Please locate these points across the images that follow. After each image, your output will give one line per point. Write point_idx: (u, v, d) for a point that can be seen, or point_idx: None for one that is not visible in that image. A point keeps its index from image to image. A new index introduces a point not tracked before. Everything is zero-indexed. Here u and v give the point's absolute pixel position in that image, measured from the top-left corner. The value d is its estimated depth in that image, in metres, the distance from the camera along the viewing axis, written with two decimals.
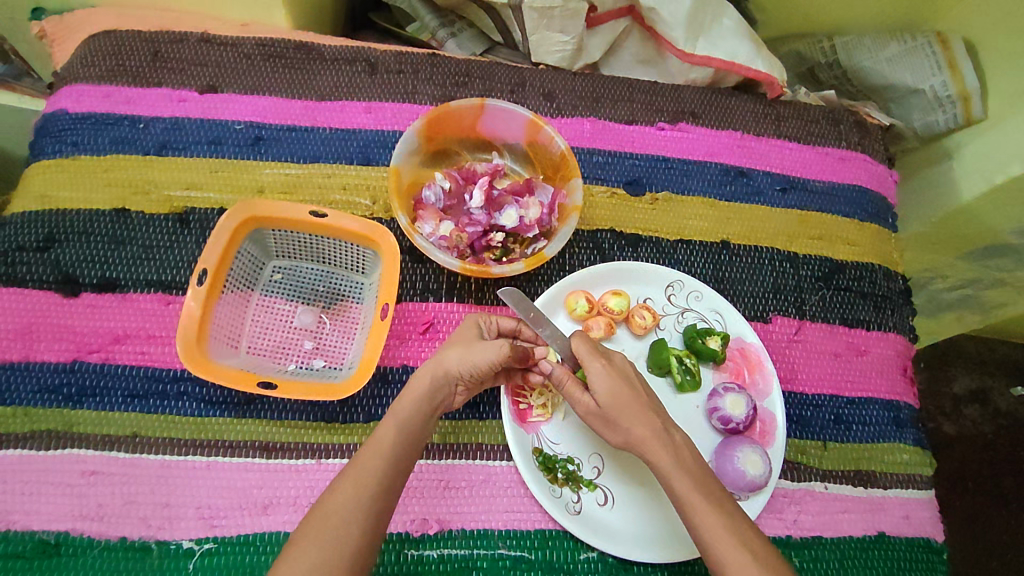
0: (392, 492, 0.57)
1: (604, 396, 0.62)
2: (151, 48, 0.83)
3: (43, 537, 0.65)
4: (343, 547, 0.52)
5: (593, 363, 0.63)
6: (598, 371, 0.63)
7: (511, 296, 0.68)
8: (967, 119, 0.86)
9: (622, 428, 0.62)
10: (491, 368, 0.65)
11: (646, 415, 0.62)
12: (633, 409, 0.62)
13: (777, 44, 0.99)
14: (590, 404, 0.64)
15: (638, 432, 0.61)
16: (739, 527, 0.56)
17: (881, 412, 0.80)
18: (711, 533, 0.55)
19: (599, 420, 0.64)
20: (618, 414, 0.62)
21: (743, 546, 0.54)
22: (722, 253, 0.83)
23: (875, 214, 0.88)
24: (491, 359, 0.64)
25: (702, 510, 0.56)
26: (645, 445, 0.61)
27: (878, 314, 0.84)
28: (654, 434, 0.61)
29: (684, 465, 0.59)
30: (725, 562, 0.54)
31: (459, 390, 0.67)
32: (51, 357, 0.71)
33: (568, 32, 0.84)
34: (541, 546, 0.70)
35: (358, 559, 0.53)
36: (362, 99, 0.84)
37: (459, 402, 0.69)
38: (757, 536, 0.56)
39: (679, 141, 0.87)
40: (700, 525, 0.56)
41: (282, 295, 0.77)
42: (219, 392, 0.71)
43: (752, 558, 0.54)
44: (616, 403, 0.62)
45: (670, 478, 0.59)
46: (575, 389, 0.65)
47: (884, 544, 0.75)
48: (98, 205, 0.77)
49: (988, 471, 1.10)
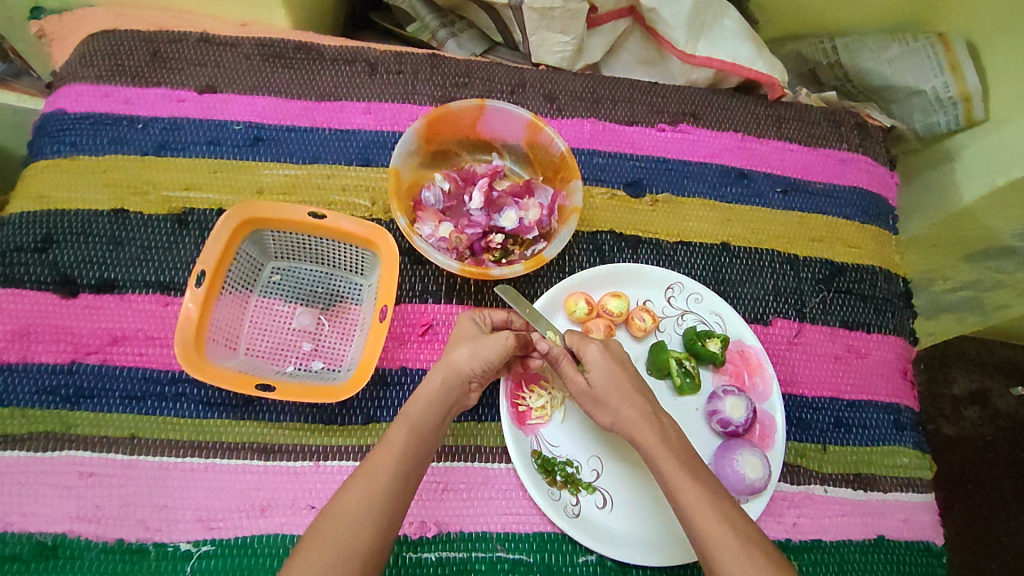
0: (407, 490, 0.57)
1: (597, 377, 0.64)
2: (150, 48, 0.83)
3: (40, 538, 0.65)
4: (354, 544, 0.52)
5: (588, 346, 0.65)
6: (592, 352, 0.65)
7: (511, 291, 0.71)
8: (968, 120, 0.86)
9: (610, 409, 0.64)
10: (500, 361, 0.65)
11: (634, 397, 0.63)
12: (622, 390, 0.63)
13: (778, 45, 0.99)
14: (581, 383, 0.65)
15: (627, 413, 0.62)
16: (723, 506, 0.56)
17: (881, 415, 0.80)
18: (694, 511, 0.55)
19: (588, 400, 0.66)
20: (608, 395, 0.63)
21: (725, 519, 0.54)
22: (722, 255, 0.83)
23: (876, 216, 0.87)
24: (497, 349, 0.64)
25: (688, 489, 0.56)
26: (632, 427, 0.62)
27: (879, 316, 0.83)
28: (643, 417, 0.62)
29: (672, 447, 0.60)
30: (712, 544, 0.53)
31: (474, 388, 0.66)
32: (48, 358, 0.71)
33: (568, 32, 0.84)
34: (540, 549, 0.70)
35: (371, 558, 0.53)
36: (361, 100, 0.83)
37: (474, 401, 0.68)
38: (744, 517, 0.56)
39: (679, 143, 0.87)
40: (689, 506, 0.56)
41: (280, 296, 0.77)
42: (217, 393, 0.71)
43: (735, 533, 0.54)
44: (607, 383, 0.63)
45: (657, 460, 0.59)
46: (569, 369, 0.66)
47: (883, 547, 0.74)
48: (96, 205, 0.76)
49: (989, 473, 1.10)
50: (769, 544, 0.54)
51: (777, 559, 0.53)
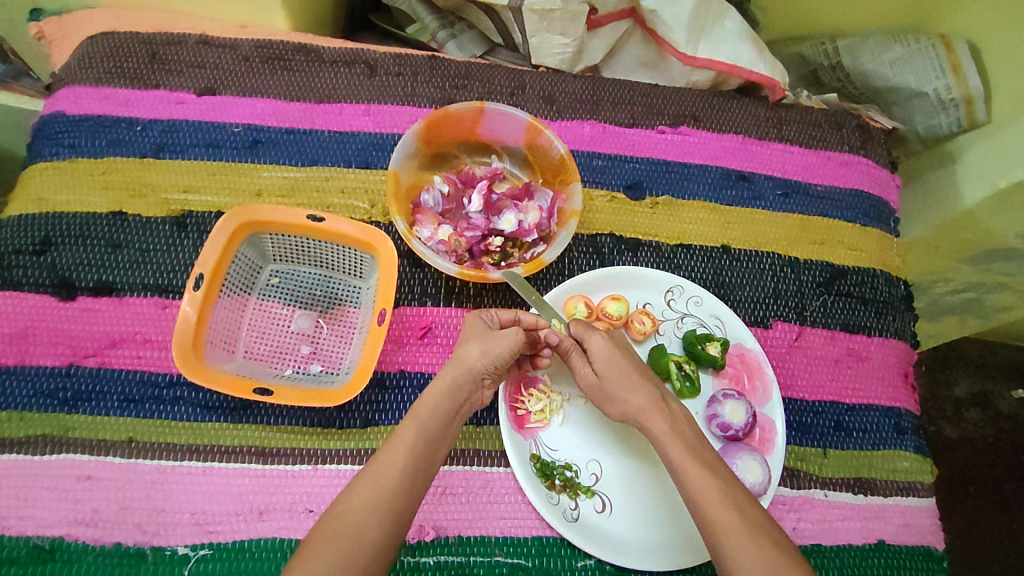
0: (416, 488, 0.57)
1: (603, 366, 0.65)
2: (149, 50, 0.82)
3: (37, 542, 0.64)
4: (360, 542, 0.52)
5: (593, 336, 0.66)
6: (597, 342, 0.66)
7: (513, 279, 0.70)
8: (971, 122, 0.86)
9: (619, 400, 0.64)
10: (512, 356, 0.65)
11: (643, 385, 0.63)
12: (629, 380, 0.64)
13: (778, 47, 0.98)
14: (590, 376, 0.66)
15: (634, 402, 0.63)
16: (730, 493, 0.55)
17: (881, 419, 0.79)
18: (702, 496, 0.55)
19: (596, 393, 0.66)
20: (616, 385, 0.64)
21: (732, 505, 0.54)
22: (723, 258, 0.83)
23: (878, 218, 0.87)
24: (510, 347, 0.64)
25: (696, 474, 0.56)
26: (643, 415, 0.62)
27: (879, 320, 0.83)
28: (651, 404, 0.62)
29: (682, 436, 0.60)
30: (719, 530, 0.53)
31: (487, 385, 0.66)
32: (46, 361, 0.71)
33: (568, 34, 0.83)
34: (539, 553, 0.69)
35: (378, 555, 0.53)
36: (361, 102, 0.83)
37: (490, 398, 0.67)
38: (751, 505, 0.55)
39: (680, 144, 0.86)
40: (695, 491, 0.56)
41: (279, 299, 0.77)
42: (216, 396, 0.71)
43: (741, 519, 0.53)
44: (614, 373, 0.64)
45: (667, 447, 0.59)
46: (578, 360, 0.67)
47: (884, 551, 0.74)
48: (95, 208, 0.76)
49: (989, 475, 1.10)
50: (782, 537, 0.54)
51: (790, 552, 0.52)
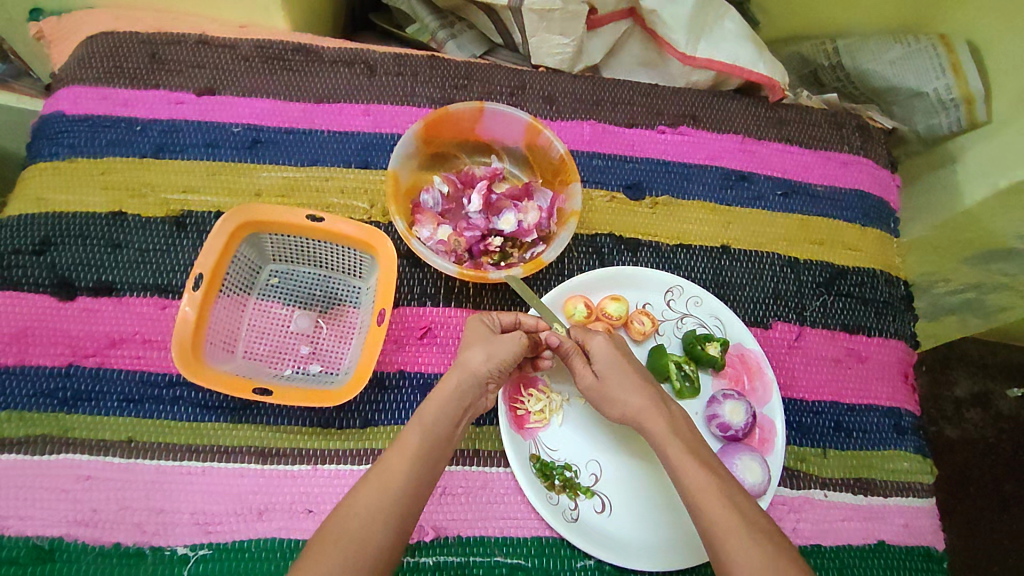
0: (421, 491, 0.57)
1: (603, 368, 0.64)
2: (149, 50, 0.82)
3: (36, 542, 0.64)
4: (365, 544, 0.52)
5: (595, 337, 0.66)
6: (598, 343, 0.65)
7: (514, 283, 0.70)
8: (971, 121, 0.85)
9: (618, 401, 0.64)
10: (513, 359, 0.64)
11: (643, 387, 0.63)
12: (630, 382, 0.63)
13: (778, 46, 0.98)
14: (590, 378, 0.65)
15: (634, 404, 0.62)
16: (730, 493, 0.55)
17: (881, 419, 0.79)
18: (701, 495, 0.55)
19: (596, 395, 0.66)
20: (616, 387, 0.64)
21: (732, 505, 0.54)
22: (723, 258, 0.83)
23: (878, 218, 0.87)
24: (513, 350, 0.64)
25: (695, 474, 0.56)
26: (643, 416, 0.62)
27: (879, 320, 0.83)
28: (651, 405, 0.62)
29: (682, 437, 0.60)
30: (719, 529, 0.53)
31: (491, 389, 0.65)
32: (45, 361, 0.71)
33: (567, 34, 0.83)
34: (539, 553, 0.69)
35: (383, 557, 0.53)
36: (361, 102, 0.83)
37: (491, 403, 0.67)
38: (749, 504, 0.56)
39: (679, 144, 0.86)
40: (695, 491, 0.56)
41: (278, 299, 0.77)
42: (216, 396, 0.71)
43: (741, 518, 0.54)
44: (615, 374, 0.64)
45: (667, 447, 0.59)
46: (578, 363, 0.66)
47: (883, 551, 0.74)
48: (94, 208, 0.76)
49: (990, 475, 1.10)
50: (782, 537, 0.54)
51: (790, 552, 0.52)
